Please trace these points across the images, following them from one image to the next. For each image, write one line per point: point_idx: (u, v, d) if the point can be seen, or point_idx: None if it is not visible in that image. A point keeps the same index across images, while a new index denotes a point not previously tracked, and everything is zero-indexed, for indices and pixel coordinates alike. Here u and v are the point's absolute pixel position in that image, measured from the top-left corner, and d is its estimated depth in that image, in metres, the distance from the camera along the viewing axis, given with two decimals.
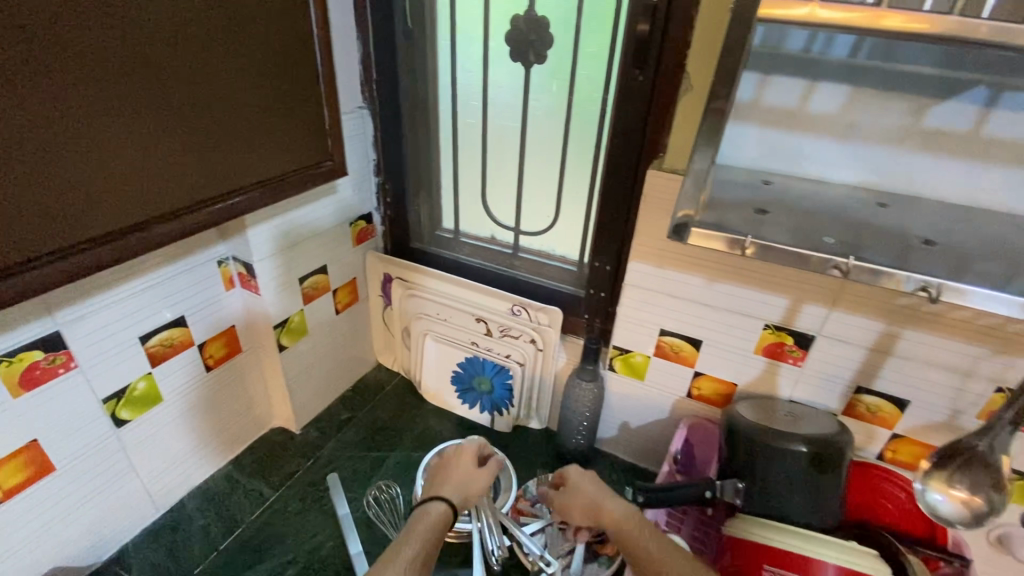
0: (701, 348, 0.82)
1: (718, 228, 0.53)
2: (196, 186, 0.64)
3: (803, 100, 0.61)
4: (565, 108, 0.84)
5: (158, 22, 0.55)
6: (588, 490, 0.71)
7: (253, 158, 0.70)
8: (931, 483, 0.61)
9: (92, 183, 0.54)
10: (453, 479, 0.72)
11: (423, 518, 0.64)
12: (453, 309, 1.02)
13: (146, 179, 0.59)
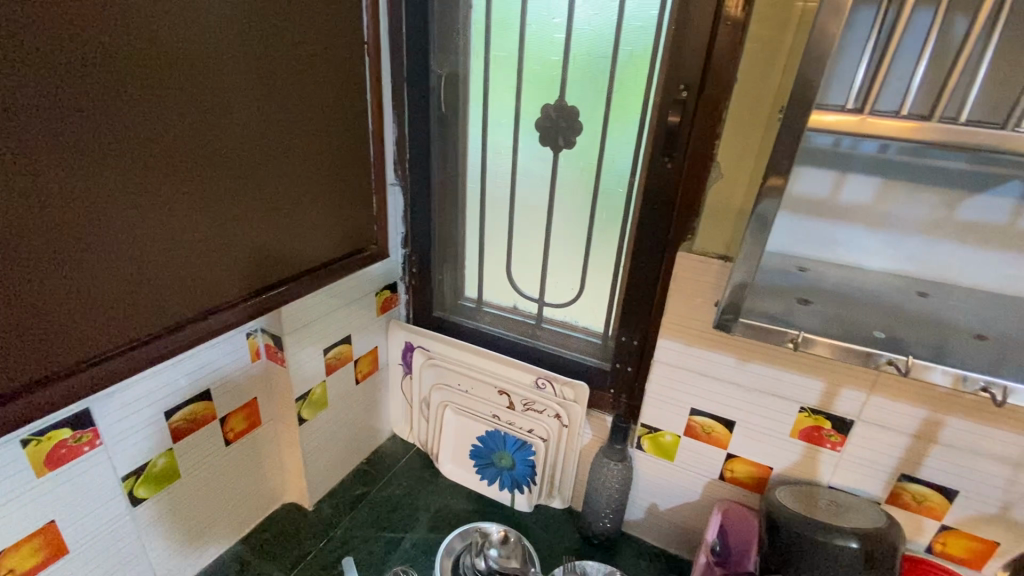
0: (734, 430, 0.80)
1: (765, 321, 0.54)
2: (208, 293, 0.68)
3: (834, 191, 0.63)
4: (593, 189, 0.87)
5: (244, 147, 0.67)
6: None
7: (303, 253, 0.81)
8: None
9: (172, 282, 0.63)
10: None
11: None
12: (475, 380, 1.01)
13: (163, 292, 0.62)
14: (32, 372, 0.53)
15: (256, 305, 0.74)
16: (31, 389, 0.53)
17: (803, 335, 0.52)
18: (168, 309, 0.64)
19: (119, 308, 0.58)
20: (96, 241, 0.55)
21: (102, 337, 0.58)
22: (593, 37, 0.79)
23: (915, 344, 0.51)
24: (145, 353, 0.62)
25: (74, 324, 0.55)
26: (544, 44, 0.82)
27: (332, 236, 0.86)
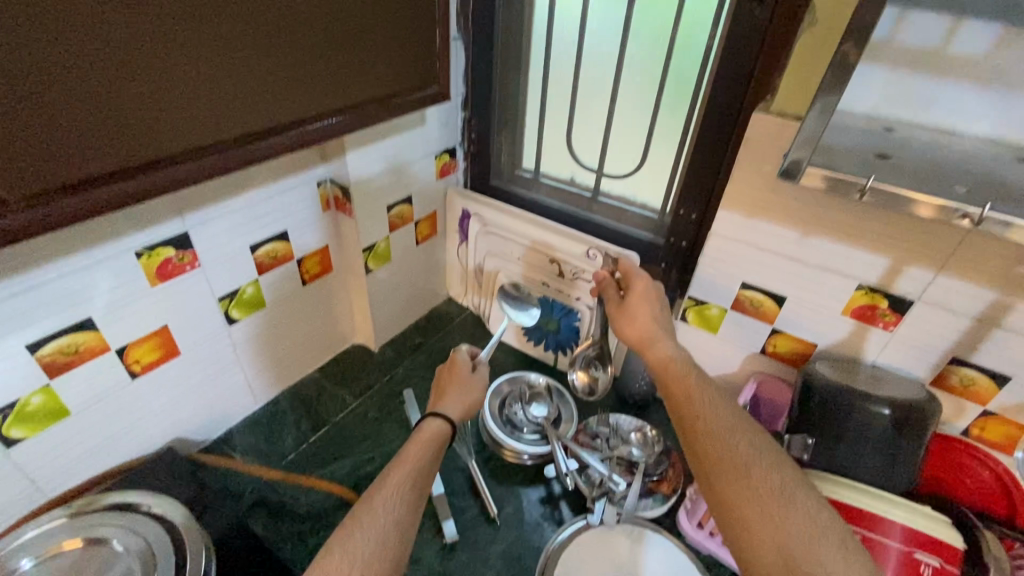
0: (783, 305, 0.80)
1: (841, 171, 0.52)
2: (271, 99, 0.59)
3: (945, 41, 0.56)
4: (668, 43, 0.80)
5: None
6: (645, 307, 0.73)
7: (357, 76, 0.67)
8: None
9: (203, 88, 0.53)
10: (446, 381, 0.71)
11: (416, 450, 0.61)
12: (526, 249, 1.04)
13: (195, 99, 0.53)
14: (54, 175, 0.46)
15: (300, 133, 0.63)
16: (58, 193, 0.47)
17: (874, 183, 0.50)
18: (244, 110, 0.57)
19: (134, 110, 0.49)
20: (103, 16, 0.44)
21: (127, 144, 0.50)
22: None
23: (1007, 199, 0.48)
24: (178, 171, 0.54)
25: (146, 112, 0.50)
26: None
27: (397, 60, 0.72)
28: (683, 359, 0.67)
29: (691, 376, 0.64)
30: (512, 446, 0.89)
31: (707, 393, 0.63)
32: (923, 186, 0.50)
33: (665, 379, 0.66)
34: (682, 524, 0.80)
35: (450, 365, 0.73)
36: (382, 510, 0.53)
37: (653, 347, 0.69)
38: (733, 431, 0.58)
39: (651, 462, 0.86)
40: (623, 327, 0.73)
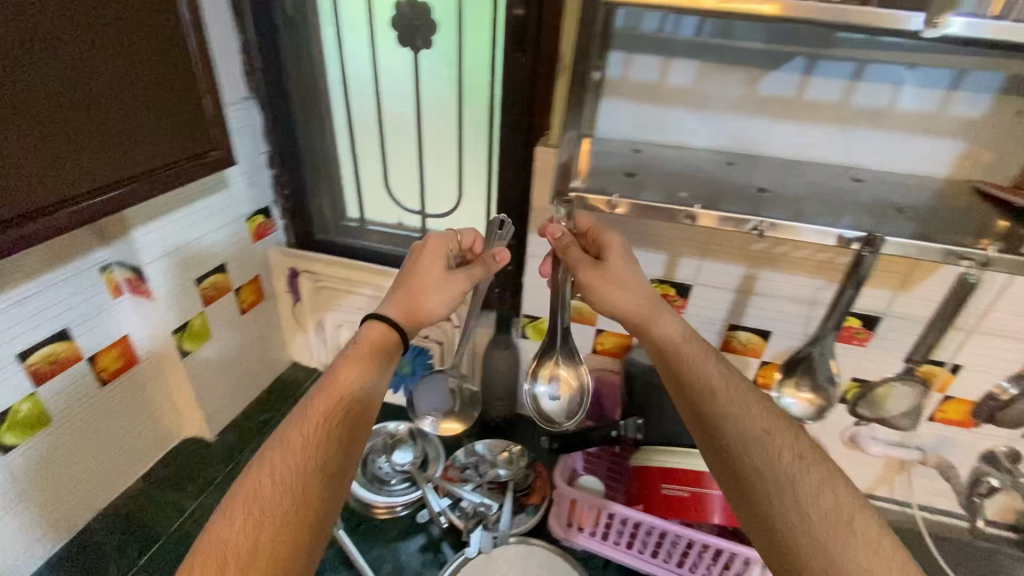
0: (600, 307, 0.90)
1: (591, 189, 0.61)
2: (15, 190, 0.55)
3: (663, 75, 0.70)
4: (457, 89, 0.86)
5: None
6: (601, 283, 0.67)
7: (122, 150, 0.64)
8: (783, 390, 0.80)
9: None
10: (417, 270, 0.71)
11: (320, 411, 0.59)
12: (364, 296, 1.04)
13: None
14: None
15: (58, 220, 0.58)
16: None
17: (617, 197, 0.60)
18: (8, 188, 0.54)
19: None
20: None
21: None
22: None
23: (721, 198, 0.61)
24: None
25: None
26: None
27: (166, 126, 0.68)
28: (685, 332, 0.68)
29: (708, 359, 0.66)
30: (381, 502, 0.87)
31: (709, 374, 0.64)
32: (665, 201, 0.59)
33: (670, 363, 0.66)
34: (554, 529, 0.84)
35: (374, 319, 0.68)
36: (273, 481, 0.53)
37: (656, 330, 0.67)
38: (749, 415, 0.60)
39: (518, 477, 0.89)
40: (609, 300, 0.68)
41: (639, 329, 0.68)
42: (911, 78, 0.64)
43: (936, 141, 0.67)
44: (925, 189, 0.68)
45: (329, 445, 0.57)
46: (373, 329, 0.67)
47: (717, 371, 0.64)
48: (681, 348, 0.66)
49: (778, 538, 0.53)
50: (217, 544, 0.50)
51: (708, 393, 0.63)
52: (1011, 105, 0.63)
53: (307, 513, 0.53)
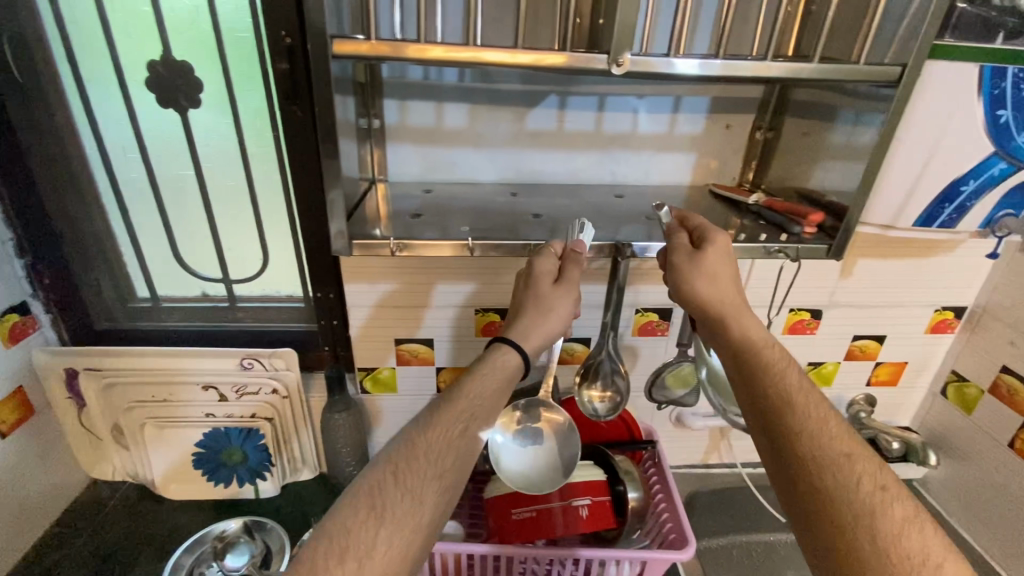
0: (434, 346, 0.91)
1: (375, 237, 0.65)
2: None
3: (439, 119, 0.74)
4: (240, 146, 0.82)
5: None
6: (709, 270, 0.62)
7: None
8: (585, 394, 0.81)
9: None
10: (529, 305, 0.64)
11: (446, 421, 0.55)
12: (169, 386, 0.91)
13: None
14: None
15: None
16: None
17: (398, 241, 0.65)
18: None
19: None
20: None
21: None
22: None
23: (492, 229, 0.69)
24: None
25: None
26: None
27: None
28: (766, 335, 0.62)
29: (792, 370, 0.59)
30: None
31: (768, 346, 0.61)
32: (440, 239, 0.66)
33: (752, 365, 0.59)
34: None
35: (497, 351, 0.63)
36: (395, 505, 0.50)
37: (741, 324, 0.62)
38: (821, 412, 0.55)
39: None
40: (691, 288, 0.62)
41: (718, 322, 0.62)
42: (643, 106, 0.75)
43: (675, 155, 0.79)
44: (675, 196, 0.80)
45: (451, 455, 0.54)
46: (505, 356, 0.62)
47: (773, 344, 0.61)
48: (743, 307, 0.63)
49: (833, 523, 0.48)
50: (334, 555, 0.46)
51: (780, 364, 0.59)
52: (720, 121, 0.77)
53: (410, 530, 0.49)
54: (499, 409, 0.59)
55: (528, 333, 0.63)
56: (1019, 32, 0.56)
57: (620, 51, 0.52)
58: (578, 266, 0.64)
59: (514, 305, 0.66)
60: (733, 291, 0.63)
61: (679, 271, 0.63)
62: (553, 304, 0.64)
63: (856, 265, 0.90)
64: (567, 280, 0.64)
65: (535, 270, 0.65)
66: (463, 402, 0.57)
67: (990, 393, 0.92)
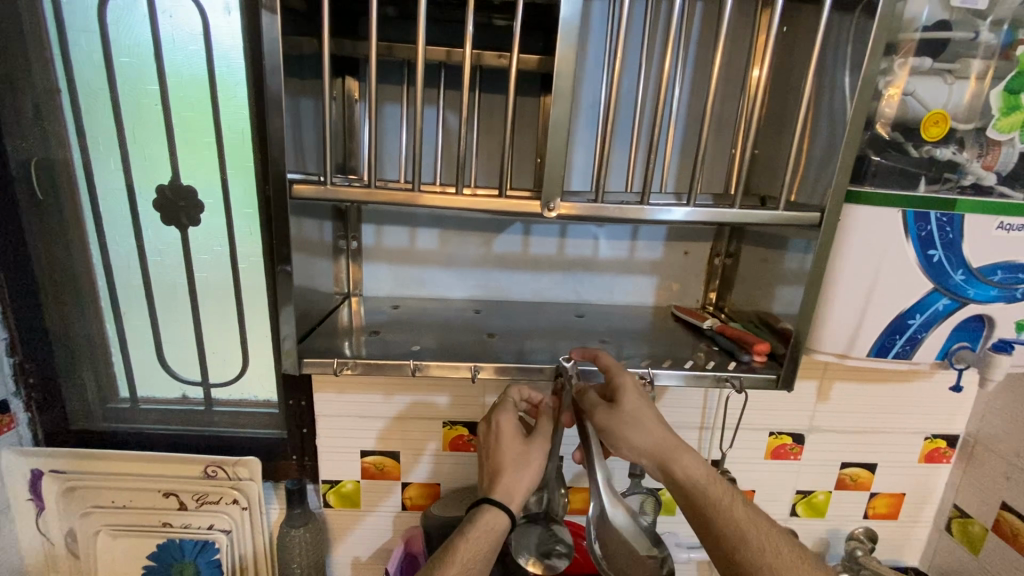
0: (400, 459, 0.89)
1: (326, 355, 0.66)
2: None
3: (411, 242, 0.81)
4: (231, 260, 0.88)
5: None
6: (638, 418, 0.62)
7: None
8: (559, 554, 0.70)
9: None
10: (506, 465, 0.64)
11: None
12: (133, 490, 0.92)
13: None
14: None
15: None
16: None
17: (344, 360, 0.65)
18: None
19: None
20: None
21: None
22: (196, 120, 0.82)
23: (447, 348, 0.69)
24: None
25: None
26: (146, 127, 0.83)
27: None
28: (705, 469, 0.63)
29: (736, 502, 0.62)
30: None
31: (710, 488, 0.62)
32: (391, 358, 0.66)
33: (702, 509, 0.61)
34: None
35: (488, 512, 0.62)
36: None
37: (680, 467, 0.62)
38: (772, 547, 0.59)
39: None
40: (624, 441, 0.63)
41: (660, 465, 0.63)
42: (603, 233, 0.81)
43: (636, 278, 0.83)
44: (638, 317, 0.82)
45: None
46: (497, 518, 0.61)
47: (711, 479, 0.63)
48: (679, 453, 0.63)
49: None
50: None
51: (722, 505, 0.61)
52: (679, 247, 0.82)
53: None
54: (492, 567, 0.60)
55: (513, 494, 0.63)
56: (937, 180, 0.60)
57: (552, 198, 0.57)
58: (550, 420, 0.67)
59: (487, 454, 0.66)
60: (653, 442, 0.63)
61: (608, 428, 0.63)
62: (529, 460, 0.64)
63: (832, 389, 0.88)
64: (537, 435, 0.66)
65: (500, 436, 0.65)
66: (457, 564, 0.59)
67: (994, 531, 0.85)
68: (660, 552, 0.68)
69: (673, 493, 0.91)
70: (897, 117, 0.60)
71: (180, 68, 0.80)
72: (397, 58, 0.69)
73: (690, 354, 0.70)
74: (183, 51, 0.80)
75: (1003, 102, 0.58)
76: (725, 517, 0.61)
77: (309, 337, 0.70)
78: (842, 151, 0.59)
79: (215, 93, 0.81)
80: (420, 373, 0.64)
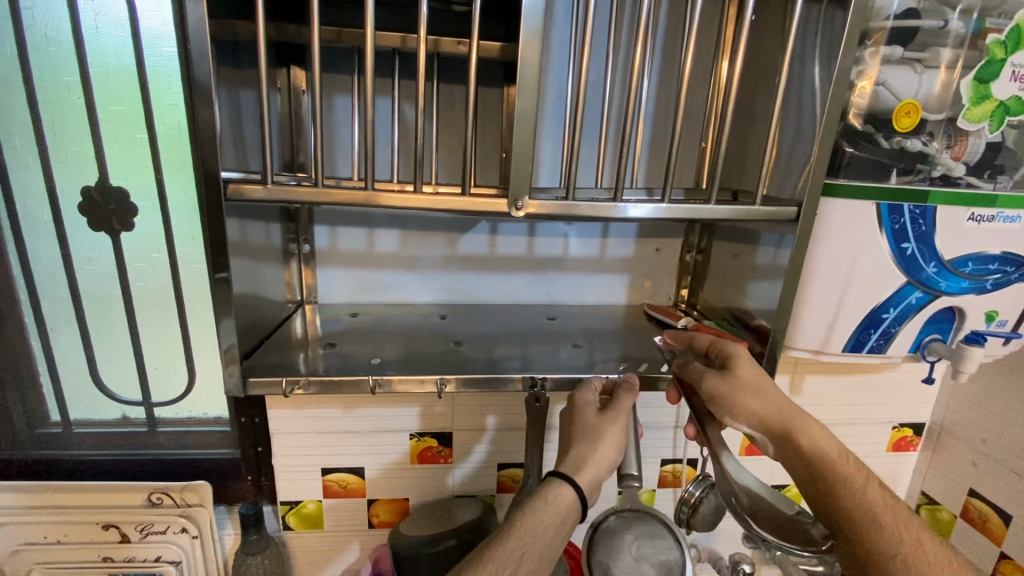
0: (364, 475, 0.84)
1: (276, 374, 0.60)
2: None
3: (370, 244, 0.75)
4: (172, 267, 0.81)
5: None
6: (756, 384, 0.60)
7: None
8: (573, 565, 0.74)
9: None
10: (577, 437, 0.58)
11: (494, 560, 0.50)
12: (69, 523, 0.84)
13: None
14: None
15: None
16: None
17: (295, 379, 0.59)
18: None
19: None
20: None
21: None
22: (124, 114, 0.75)
23: (411, 359, 0.65)
24: None
25: None
26: (66, 122, 0.74)
27: None
28: (832, 441, 0.59)
29: (871, 483, 0.57)
30: None
31: (841, 464, 0.58)
32: (348, 374, 0.60)
33: (830, 486, 0.57)
34: None
35: (555, 488, 0.54)
36: None
37: (807, 436, 0.59)
38: (907, 534, 0.54)
39: None
40: (742, 407, 0.60)
41: (784, 433, 0.60)
42: (572, 231, 0.78)
43: (608, 277, 0.80)
44: (611, 317, 0.79)
45: None
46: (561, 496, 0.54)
47: (840, 452, 0.59)
48: (803, 422, 0.60)
49: None
50: None
51: (848, 483, 0.57)
52: (650, 244, 0.80)
53: None
54: (557, 551, 0.52)
55: (583, 463, 0.55)
56: (908, 171, 0.59)
57: (519, 196, 0.53)
58: (631, 393, 0.60)
59: (561, 433, 0.60)
60: (771, 412, 0.59)
61: (726, 397, 0.60)
62: (602, 433, 0.58)
63: (804, 382, 0.88)
64: (612, 409, 0.59)
65: (574, 409, 0.60)
66: (516, 538, 0.51)
67: (961, 517, 0.87)
68: (793, 510, 0.62)
69: (650, 495, 0.89)
70: (870, 107, 0.58)
71: (103, 55, 0.72)
72: (347, 45, 0.64)
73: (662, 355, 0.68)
74: (105, 37, 0.72)
75: (973, 90, 0.57)
76: (853, 497, 0.56)
77: (258, 351, 0.64)
78: (817, 145, 0.57)
79: (145, 83, 0.73)
80: (382, 389, 0.59)
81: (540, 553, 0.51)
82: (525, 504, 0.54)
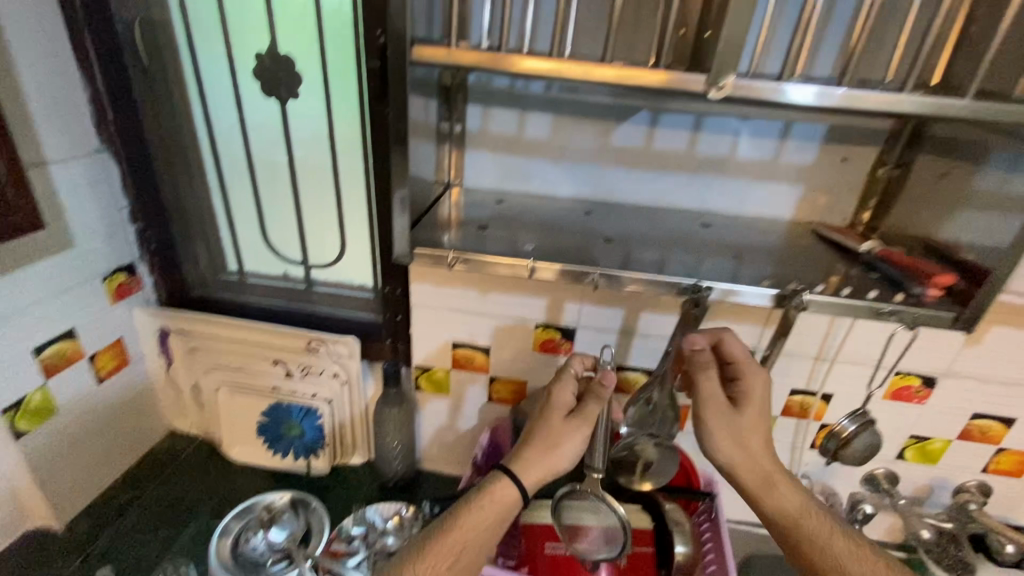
0: (489, 355, 0.89)
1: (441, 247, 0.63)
2: None
3: (520, 128, 0.72)
4: (329, 138, 0.84)
5: None
6: (734, 432, 0.62)
7: None
8: None
9: None
10: (536, 437, 0.63)
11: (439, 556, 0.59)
12: (247, 354, 0.97)
13: None
14: None
15: None
16: None
17: (460, 253, 0.62)
18: None
19: None
20: None
21: None
22: None
23: (561, 250, 0.63)
24: None
25: None
26: None
27: None
28: (800, 497, 0.62)
29: (829, 533, 0.61)
30: None
31: (807, 517, 0.61)
32: (502, 259, 0.62)
33: (799, 544, 0.61)
34: None
35: (499, 483, 0.62)
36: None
37: (772, 498, 0.61)
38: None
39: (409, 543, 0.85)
40: (726, 446, 0.62)
41: (750, 496, 0.62)
42: (745, 129, 0.69)
43: (775, 186, 0.72)
44: (771, 232, 0.72)
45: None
46: (506, 489, 0.61)
47: (806, 500, 0.62)
48: (779, 474, 0.62)
49: None
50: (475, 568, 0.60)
51: (812, 536, 0.61)
52: (836, 152, 0.69)
53: None
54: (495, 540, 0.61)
55: (526, 467, 0.61)
56: None
57: (721, 76, 0.48)
58: (596, 402, 0.62)
59: (531, 425, 0.65)
60: (750, 458, 0.62)
61: (701, 421, 0.63)
62: (561, 440, 0.62)
63: (988, 333, 0.76)
64: (579, 414, 0.63)
65: (551, 403, 0.64)
66: (455, 533, 0.60)
67: None
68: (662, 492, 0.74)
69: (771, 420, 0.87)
70: None
71: None
72: None
73: (825, 282, 0.61)
74: None
75: None
76: (812, 549, 0.60)
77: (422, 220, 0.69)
78: None
79: None
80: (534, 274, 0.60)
81: (484, 542, 0.60)
82: (473, 490, 0.62)
